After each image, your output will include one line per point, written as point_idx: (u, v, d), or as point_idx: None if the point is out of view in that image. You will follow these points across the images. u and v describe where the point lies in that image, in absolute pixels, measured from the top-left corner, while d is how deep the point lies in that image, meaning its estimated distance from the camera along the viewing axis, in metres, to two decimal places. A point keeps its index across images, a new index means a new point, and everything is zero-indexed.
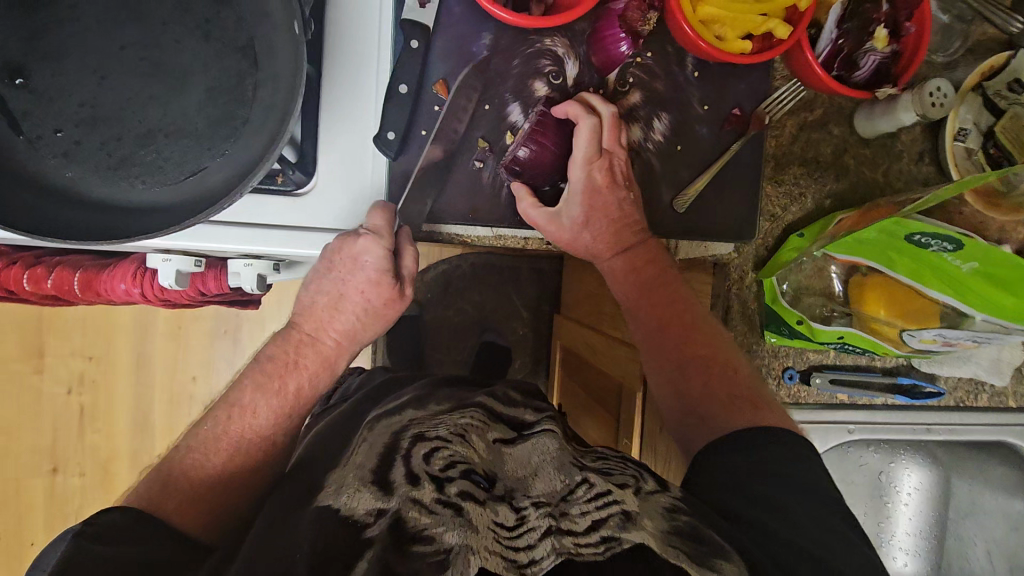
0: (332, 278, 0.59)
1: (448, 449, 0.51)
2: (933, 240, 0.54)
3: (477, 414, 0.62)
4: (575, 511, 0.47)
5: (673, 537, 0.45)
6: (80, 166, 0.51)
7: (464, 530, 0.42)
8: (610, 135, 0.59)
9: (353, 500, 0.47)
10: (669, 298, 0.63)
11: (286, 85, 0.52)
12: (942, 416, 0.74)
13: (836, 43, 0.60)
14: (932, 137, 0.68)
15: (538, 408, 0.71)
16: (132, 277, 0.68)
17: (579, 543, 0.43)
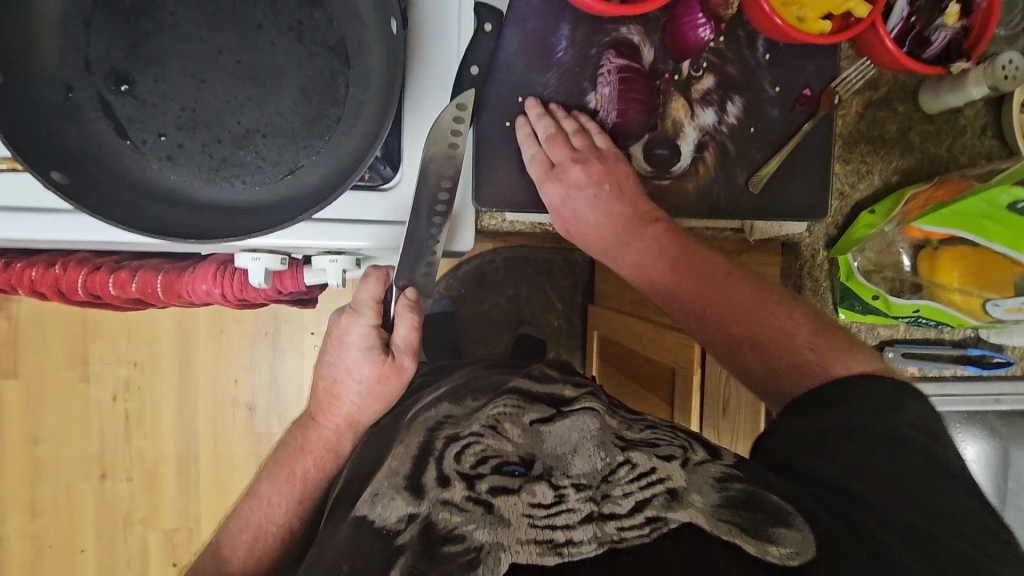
0: (329, 361, 0.63)
1: (480, 444, 0.55)
2: None
3: (509, 400, 0.64)
4: (618, 492, 0.49)
5: (723, 509, 0.48)
6: (183, 168, 0.52)
7: (492, 526, 0.46)
8: (579, 138, 0.60)
9: (389, 508, 0.51)
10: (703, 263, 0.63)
11: (378, 84, 0.54)
12: (1010, 386, 0.75)
13: (908, 21, 0.61)
14: (995, 111, 0.69)
15: (578, 385, 0.74)
16: (213, 277, 0.69)
17: (620, 526, 0.46)
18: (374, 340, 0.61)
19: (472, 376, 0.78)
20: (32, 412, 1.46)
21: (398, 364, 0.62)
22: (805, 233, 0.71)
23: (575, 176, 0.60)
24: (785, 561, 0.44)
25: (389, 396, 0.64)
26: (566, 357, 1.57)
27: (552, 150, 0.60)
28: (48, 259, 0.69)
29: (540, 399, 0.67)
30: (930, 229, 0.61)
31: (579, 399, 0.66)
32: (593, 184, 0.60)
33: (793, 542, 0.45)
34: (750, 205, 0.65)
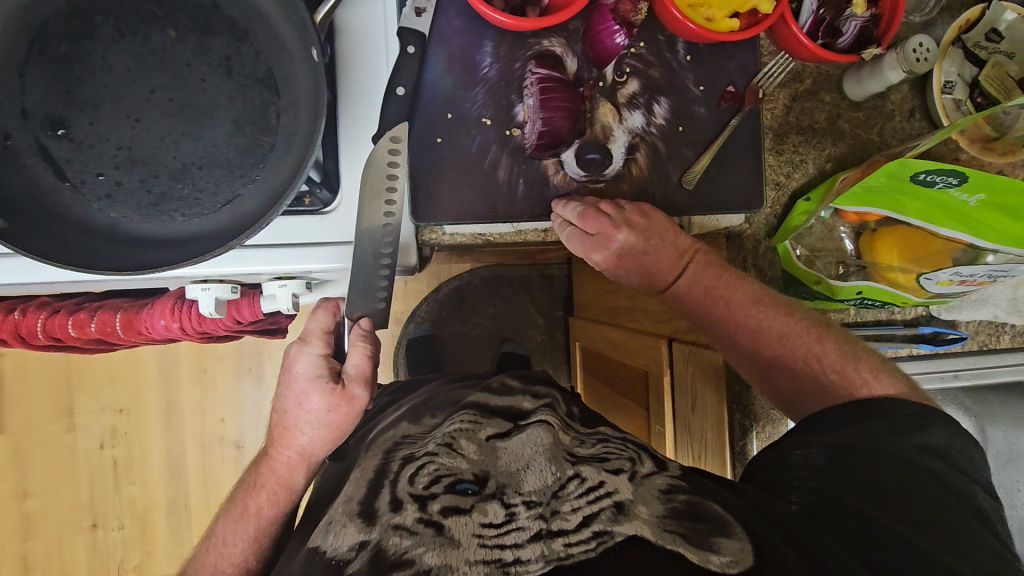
0: (280, 395, 0.64)
1: (433, 463, 0.53)
2: (938, 177, 0.52)
3: (466, 416, 0.63)
4: (567, 508, 0.48)
5: (671, 518, 0.47)
6: (123, 206, 0.54)
7: (441, 548, 0.44)
8: (610, 206, 0.63)
9: (340, 538, 0.48)
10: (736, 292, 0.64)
11: (306, 112, 0.56)
12: (968, 361, 0.76)
13: (818, 13, 0.63)
14: (919, 94, 0.71)
15: (536, 394, 0.73)
16: (170, 311, 0.70)
17: (568, 542, 0.45)
18: (324, 369, 0.63)
19: (432, 391, 0.77)
20: (20, 465, 1.46)
21: (349, 393, 0.62)
22: (745, 224, 0.71)
23: (620, 241, 0.62)
24: (725, 568, 0.43)
25: (344, 427, 0.63)
26: (551, 370, 1.57)
27: (591, 224, 0.62)
28: (8, 305, 0.71)
29: (497, 412, 0.66)
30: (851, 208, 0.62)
31: (538, 413, 0.65)
32: (640, 242, 0.63)
33: (732, 551, 0.45)
34: (686, 201, 0.67)
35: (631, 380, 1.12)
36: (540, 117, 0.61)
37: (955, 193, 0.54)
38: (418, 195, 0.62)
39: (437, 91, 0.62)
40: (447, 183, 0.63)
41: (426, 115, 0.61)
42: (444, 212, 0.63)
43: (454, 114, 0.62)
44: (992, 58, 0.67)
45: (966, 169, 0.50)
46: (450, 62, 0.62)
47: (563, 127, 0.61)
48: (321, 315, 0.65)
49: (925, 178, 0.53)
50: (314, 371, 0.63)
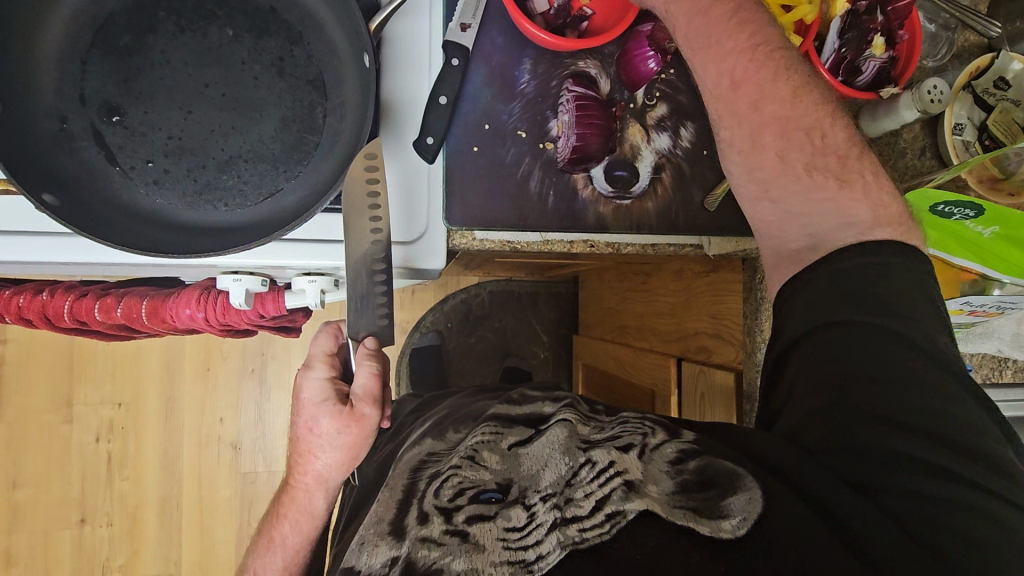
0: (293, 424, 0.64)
1: (457, 476, 0.55)
2: (956, 208, 0.54)
3: (488, 427, 0.64)
4: (580, 494, 0.50)
5: (678, 497, 0.51)
6: (169, 192, 0.56)
7: (468, 555, 0.46)
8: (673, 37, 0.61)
9: (372, 554, 0.50)
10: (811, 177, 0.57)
11: (352, 114, 0.59)
12: None
13: (840, 51, 0.67)
14: (931, 134, 0.75)
15: (556, 399, 0.75)
16: (197, 301, 0.71)
17: (583, 527, 0.47)
18: (328, 393, 0.62)
19: (456, 406, 0.78)
20: (12, 455, 1.44)
21: (357, 413, 0.61)
22: None
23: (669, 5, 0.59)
24: (736, 530, 0.47)
25: (353, 451, 0.62)
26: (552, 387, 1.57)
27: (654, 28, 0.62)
28: (35, 287, 0.72)
29: (517, 420, 0.68)
30: None
31: (559, 414, 0.67)
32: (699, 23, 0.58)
33: (739, 509, 0.49)
34: (708, 222, 0.69)
35: (636, 399, 1.13)
36: (574, 131, 0.63)
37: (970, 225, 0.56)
38: (452, 198, 0.64)
39: (476, 103, 0.64)
40: (480, 190, 0.65)
41: (463, 124, 0.64)
42: (476, 217, 0.65)
43: (490, 125, 0.65)
44: (998, 104, 0.71)
45: (985, 202, 0.52)
46: (490, 76, 0.64)
47: (595, 143, 0.63)
48: (327, 338, 0.64)
49: (944, 209, 0.55)
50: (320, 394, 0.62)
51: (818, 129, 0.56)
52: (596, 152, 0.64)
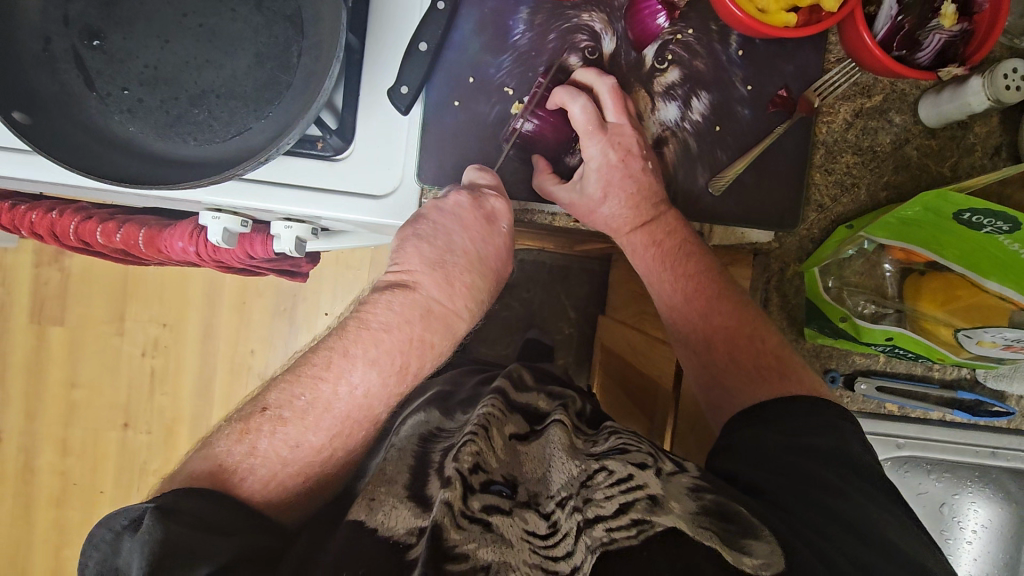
0: (435, 243, 0.53)
1: (474, 442, 0.43)
2: (987, 220, 0.46)
3: (495, 401, 0.52)
4: (600, 495, 0.41)
5: (704, 517, 0.41)
6: (142, 122, 0.56)
7: (499, 546, 0.37)
8: (616, 106, 0.53)
9: (391, 516, 0.41)
10: (697, 269, 0.56)
11: (326, 53, 0.55)
12: (1011, 439, 0.67)
13: (897, 20, 0.56)
14: (1009, 130, 0.63)
15: (554, 393, 0.64)
16: (189, 236, 0.73)
17: (610, 529, 0.38)
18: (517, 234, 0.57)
19: (446, 376, 0.73)
20: (73, 357, 1.59)
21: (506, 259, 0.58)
22: (775, 243, 0.64)
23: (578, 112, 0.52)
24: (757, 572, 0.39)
25: (459, 328, 0.54)
26: (572, 365, 1.52)
27: (588, 141, 0.53)
28: (50, 205, 0.76)
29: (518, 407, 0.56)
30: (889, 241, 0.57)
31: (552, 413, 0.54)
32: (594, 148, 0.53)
33: (763, 553, 0.40)
34: (712, 209, 0.61)
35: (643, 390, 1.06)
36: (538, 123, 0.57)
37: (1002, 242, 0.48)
38: (426, 155, 0.60)
39: (462, 52, 0.59)
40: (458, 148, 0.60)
41: (446, 74, 0.59)
42: (450, 177, 0.60)
43: (476, 79, 0.59)
44: None
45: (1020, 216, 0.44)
46: (482, 24, 0.59)
47: (550, 142, 0.58)
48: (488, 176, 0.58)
49: (971, 218, 0.47)
50: (483, 242, 0.55)
51: (685, 264, 0.56)
52: (557, 148, 0.58)
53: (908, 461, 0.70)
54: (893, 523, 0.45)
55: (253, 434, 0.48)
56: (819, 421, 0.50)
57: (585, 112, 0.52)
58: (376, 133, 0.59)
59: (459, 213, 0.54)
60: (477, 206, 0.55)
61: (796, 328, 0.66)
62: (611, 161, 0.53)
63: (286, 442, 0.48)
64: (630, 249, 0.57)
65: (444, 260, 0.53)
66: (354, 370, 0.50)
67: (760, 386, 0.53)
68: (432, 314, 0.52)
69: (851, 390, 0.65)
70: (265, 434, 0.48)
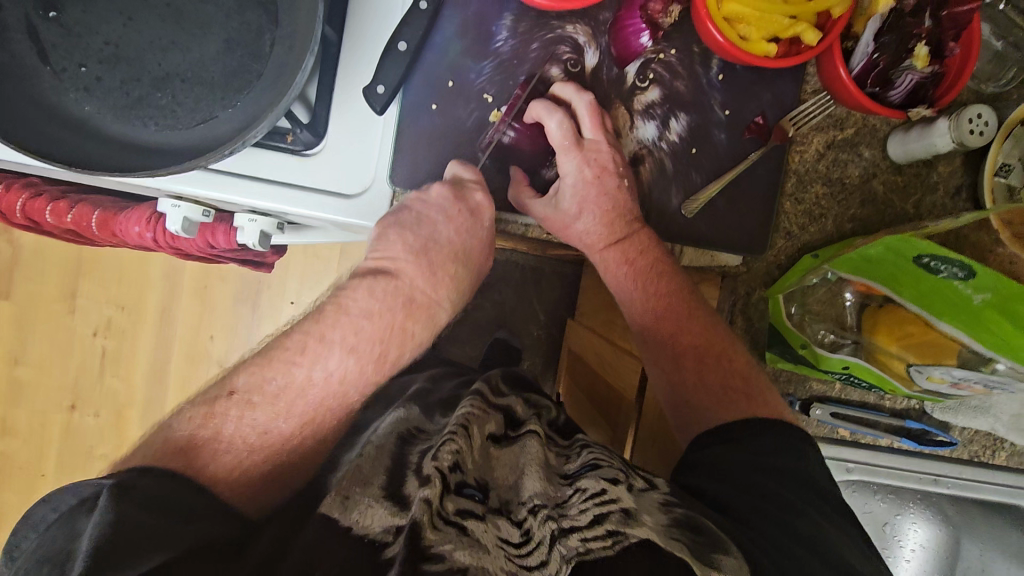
0: (418, 230, 0.53)
1: (454, 441, 0.43)
2: (944, 266, 0.47)
3: (473, 402, 0.53)
4: (576, 508, 0.41)
5: (676, 529, 0.40)
6: (99, 102, 0.53)
7: (475, 550, 0.37)
8: (593, 123, 0.52)
9: (366, 514, 0.40)
10: (665, 288, 0.54)
11: (300, 45, 0.53)
12: (953, 468, 0.69)
13: (871, 57, 0.56)
14: (971, 172, 0.65)
15: (531, 400, 0.63)
16: (146, 221, 0.70)
17: (584, 539, 0.39)
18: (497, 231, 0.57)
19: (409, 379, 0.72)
20: (19, 334, 1.52)
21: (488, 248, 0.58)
22: (743, 267, 0.65)
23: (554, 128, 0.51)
24: None
25: (439, 317, 0.54)
26: (539, 368, 1.52)
27: (563, 157, 0.52)
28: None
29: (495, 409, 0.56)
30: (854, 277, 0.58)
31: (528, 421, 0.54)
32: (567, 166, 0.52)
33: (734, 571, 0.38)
34: (683, 229, 0.62)
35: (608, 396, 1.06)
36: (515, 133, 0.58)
37: (959, 288, 0.49)
38: (399, 157, 0.59)
39: (441, 54, 0.57)
40: (432, 151, 0.59)
41: (424, 75, 0.57)
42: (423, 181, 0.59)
43: (455, 84, 0.58)
44: None
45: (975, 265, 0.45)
46: (464, 26, 0.57)
47: (526, 155, 0.58)
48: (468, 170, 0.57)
49: (930, 264, 0.47)
50: (467, 235, 0.55)
51: (655, 285, 0.54)
52: (532, 158, 0.59)
53: (857, 484, 0.72)
54: (859, 551, 0.44)
55: (219, 419, 0.45)
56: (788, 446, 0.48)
57: (562, 129, 0.51)
58: (348, 130, 0.57)
59: (443, 205, 0.54)
60: (460, 199, 0.55)
61: (758, 352, 0.67)
62: (586, 176, 0.53)
63: (253, 428, 0.46)
64: (602, 265, 0.56)
65: (428, 251, 0.53)
66: (329, 356, 0.48)
67: (728, 406, 0.50)
68: (414, 303, 0.52)
69: (806, 415, 0.67)
70: (232, 419, 0.45)
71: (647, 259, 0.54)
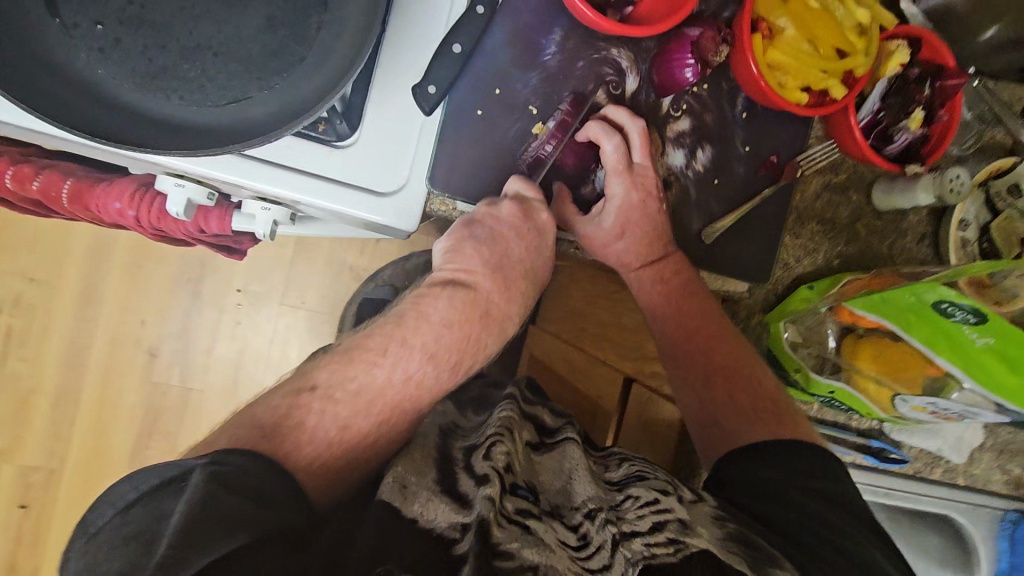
0: (491, 244, 0.58)
1: (504, 445, 0.48)
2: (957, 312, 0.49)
3: (510, 408, 0.58)
4: (632, 515, 0.45)
5: (730, 543, 0.43)
6: (115, 66, 0.47)
7: (541, 548, 0.41)
8: (642, 151, 0.58)
9: (428, 509, 0.43)
10: (697, 309, 0.60)
11: (352, 33, 0.50)
12: (900, 482, 0.78)
13: (877, 115, 0.64)
14: (935, 222, 0.73)
15: (559, 414, 0.68)
16: (128, 197, 0.64)
17: (647, 544, 0.42)
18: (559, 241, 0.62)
19: None
20: None
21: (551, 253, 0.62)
22: (745, 293, 0.70)
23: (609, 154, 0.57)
24: None
25: (507, 329, 0.61)
26: None
27: (614, 179, 0.58)
28: None
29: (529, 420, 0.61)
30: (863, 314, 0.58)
31: (562, 429, 0.61)
32: (617, 189, 0.58)
33: None
34: (700, 254, 0.66)
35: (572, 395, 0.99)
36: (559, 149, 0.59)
37: (967, 334, 0.49)
38: (440, 160, 0.58)
39: (489, 61, 0.58)
40: (471, 156, 0.59)
41: (471, 80, 0.57)
42: (461, 185, 0.60)
43: (502, 92, 0.58)
44: (1007, 210, 0.68)
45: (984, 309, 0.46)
46: (515, 37, 0.58)
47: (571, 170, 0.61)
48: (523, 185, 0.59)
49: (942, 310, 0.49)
50: (536, 253, 0.60)
51: (689, 303, 0.60)
52: (573, 175, 0.61)
53: None
54: None
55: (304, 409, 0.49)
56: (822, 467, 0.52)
57: (617, 152, 0.57)
58: (388, 126, 0.55)
59: (514, 223, 0.57)
60: (528, 217, 0.58)
61: None
62: (631, 200, 0.59)
63: (335, 423, 0.49)
64: (636, 284, 0.62)
65: (502, 267, 0.59)
66: (411, 359, 0.54)
67: (755, 424, 0.55)
68: (488, 316, 0.58)
69: None
70: (315, 411, 0.49)
71: (685, 286, 0.61)
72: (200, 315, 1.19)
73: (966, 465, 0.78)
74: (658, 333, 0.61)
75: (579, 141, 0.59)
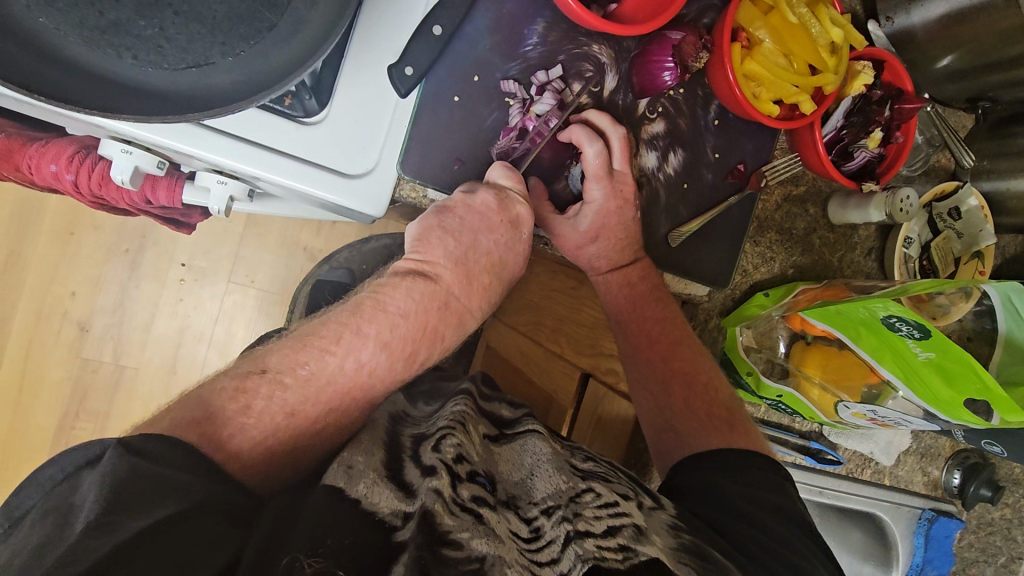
0: (457, 234, 0.56)
1: (455, 437, 0.46)
2: (903, 326, 0.52)
3: (466, 402, 0.57)
4: (589, 514, 0.44)
5: (683, 553, 0.43)
6: (59, 15, 0.43)
7: (490, 538, 0.39)
8: (621, 157, 0.60)
9: (373, 492, 0.40)
10: (662, 313, 0.64)
11: (329, 4, 0.48)
12: (835, 482, 0.81)
13: (840, 131, 0.66)
14: (881, 238, 0.77)
15: (516, 403, 0.68)
16: (66, 160, 0.59)
17: (599, 546, 0.41)
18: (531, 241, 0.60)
19: None
20: None
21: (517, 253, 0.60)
22: (706, 297, 0.73)
23: (590, 154, 0.58)
24: None
25: (466, 325, 0.58)
26: None
27: (592, 180, 0.59)
28: None
29: (485, 414, 0.61)
30: (820, 323, 0.60)
31: (525, 420, 0.60)
32: (596, 195, 0.60)
33: None
34: (666, 256, 0.67)
35: (519, 392, 0.92)
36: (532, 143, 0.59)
37: (910, 348, 0.52)
38: (412, 145, 0.57)
39: (470, 48, 0.57)
40: (444, 143, 0.58)
41: (449, 65, 0.56)
42: (433, 172, 0.58)
43: (480, 79, 0.58)
44: (945, 231, 0.73)
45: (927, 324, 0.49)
46: (497, 25, 0.57)
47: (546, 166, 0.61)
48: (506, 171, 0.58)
49: (893, 323, 0.52)
50: (504, 248, 0.58)
51: (654, 309, 0.64)
52: (549, 171, 0.62)
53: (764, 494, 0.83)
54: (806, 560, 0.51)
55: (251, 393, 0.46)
56: (765, 477, 0.54)
57: (599, 158, 0.58)
58: (359, 105, 0.53)
59: (485, 213, 0.56)
60: (504, 209, 0.57)
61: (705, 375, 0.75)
62: (608, 205, 0.61)
63: (282, 408, 0.46)
64: (604, 286, 0.65)
65: (465, 260, 0.56)
66: (363, 349, 0.50)
67: (709, 430, 0.58)
68: (448, 306, 0.55)
69: None
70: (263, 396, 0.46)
71: (652, 297, 0.64)
72: (138, 290, 1.11)
73: (891, 467, 0.84)
74: (624, 345, 0.64)
75: (560, 139, 0.60)
